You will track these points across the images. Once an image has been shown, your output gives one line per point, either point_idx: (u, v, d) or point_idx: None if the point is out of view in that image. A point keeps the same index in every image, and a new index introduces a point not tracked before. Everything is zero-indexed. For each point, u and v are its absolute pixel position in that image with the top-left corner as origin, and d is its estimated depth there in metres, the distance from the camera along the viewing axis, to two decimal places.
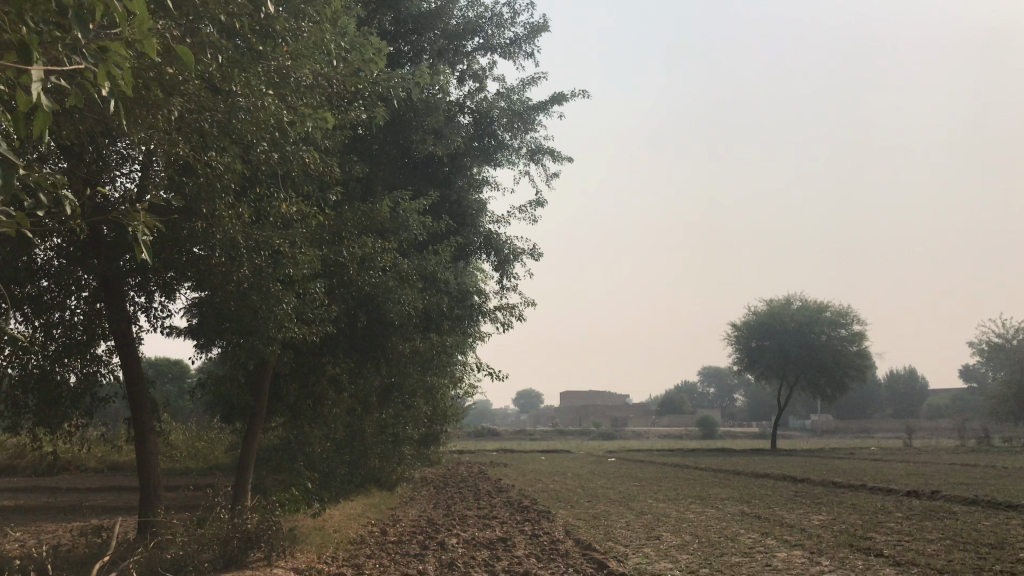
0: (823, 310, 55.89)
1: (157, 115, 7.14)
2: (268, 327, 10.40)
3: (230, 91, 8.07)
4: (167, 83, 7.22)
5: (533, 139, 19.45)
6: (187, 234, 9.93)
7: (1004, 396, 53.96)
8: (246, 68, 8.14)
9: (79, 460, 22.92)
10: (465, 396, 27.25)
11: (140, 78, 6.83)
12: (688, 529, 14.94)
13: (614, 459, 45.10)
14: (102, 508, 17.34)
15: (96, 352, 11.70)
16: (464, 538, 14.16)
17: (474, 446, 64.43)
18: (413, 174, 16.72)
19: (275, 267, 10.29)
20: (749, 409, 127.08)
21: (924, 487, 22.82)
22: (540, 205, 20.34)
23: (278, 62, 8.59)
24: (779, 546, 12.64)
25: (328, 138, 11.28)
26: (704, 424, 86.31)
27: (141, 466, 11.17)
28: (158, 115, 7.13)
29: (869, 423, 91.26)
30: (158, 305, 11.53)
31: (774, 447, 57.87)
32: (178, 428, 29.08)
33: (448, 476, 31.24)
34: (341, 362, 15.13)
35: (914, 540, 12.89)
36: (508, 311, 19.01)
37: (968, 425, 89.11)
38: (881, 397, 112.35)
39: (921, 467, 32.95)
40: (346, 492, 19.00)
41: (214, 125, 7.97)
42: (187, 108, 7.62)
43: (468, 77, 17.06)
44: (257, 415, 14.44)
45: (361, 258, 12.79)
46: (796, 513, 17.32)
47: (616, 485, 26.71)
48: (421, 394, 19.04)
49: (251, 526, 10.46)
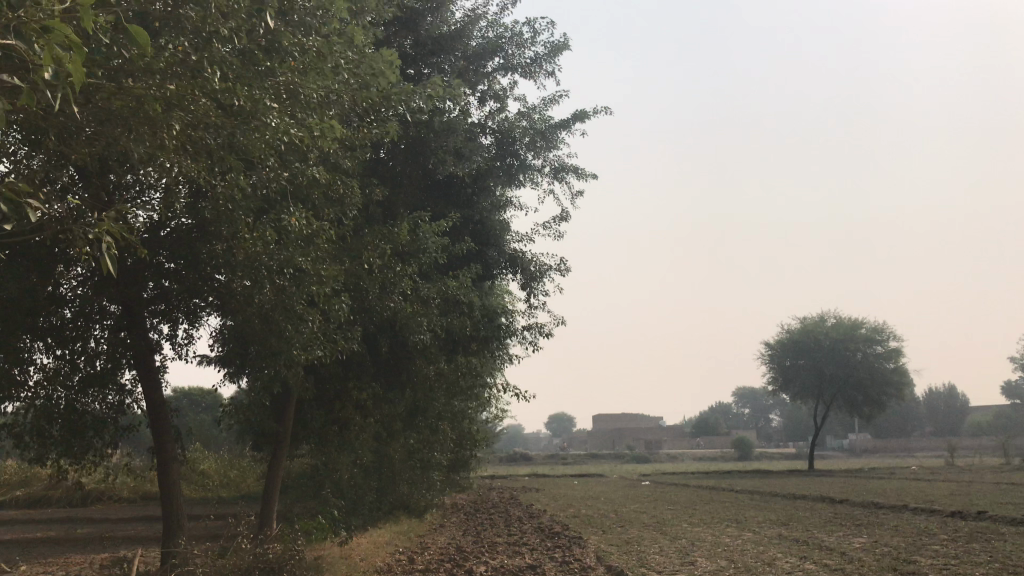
0: (858, 327, 54.89)
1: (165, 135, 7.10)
2: (290, 349, 10.27)
3: (241, 108, 7.99)
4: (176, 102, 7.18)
5: (556, 157, 19.26)
6: (207, 258, 9.84)
7: None
8: (255, 83, 8.08)
9: (112, 490, 23.02)
10: (494, 419, 26.96)
11: (139, 93, 6.70)
12: (723, 554, 14.46)
13: (649, 482, 44.48)
14: (131, 539, 17.28)
15: (121, 382, 11.56)
16: (492, 566, 13.84)
17: (507, 470, 63.99)
18: (435, 195, 16.63)
19: (299, 286, 10.13)
20: (785, 430, 125.23)
21: (970, 508, 22.03)
22: (565, 223, 20.07)
23: (285, 77, 8.47)
24: (819, 571, 12.17)
25: (345, 158, 11.18)
26: (740, 445, 84.97)
27: (164, 496, 11.02)
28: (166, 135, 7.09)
29: (910, 441, 89.29)
30: (183, 333, 11.41)
31: (812, 467, 56.66)
32: (211, 457, 29.12)
33: (479, 502, 30.90)
34: (366, 386, 14.98)
35: (961, 564, 12.32)
36: (536, 331, 18.73)
37: (1012, 442, 86.81)
38: (921, 414, 110.07)
39: (965, 487, 31.88)
40: (375, 519, 18.79)
41: (224, 142, 7.91)
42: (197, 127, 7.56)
43: (489, 97, 16.95)
44: (282, 442, 14.28)
45: (382, 280, 12.64)
46: (837, 536, 16.74)
47: (650, 509, 26.18)
48: (448, 418, 18.81)
49: (273, 556, 10.26)
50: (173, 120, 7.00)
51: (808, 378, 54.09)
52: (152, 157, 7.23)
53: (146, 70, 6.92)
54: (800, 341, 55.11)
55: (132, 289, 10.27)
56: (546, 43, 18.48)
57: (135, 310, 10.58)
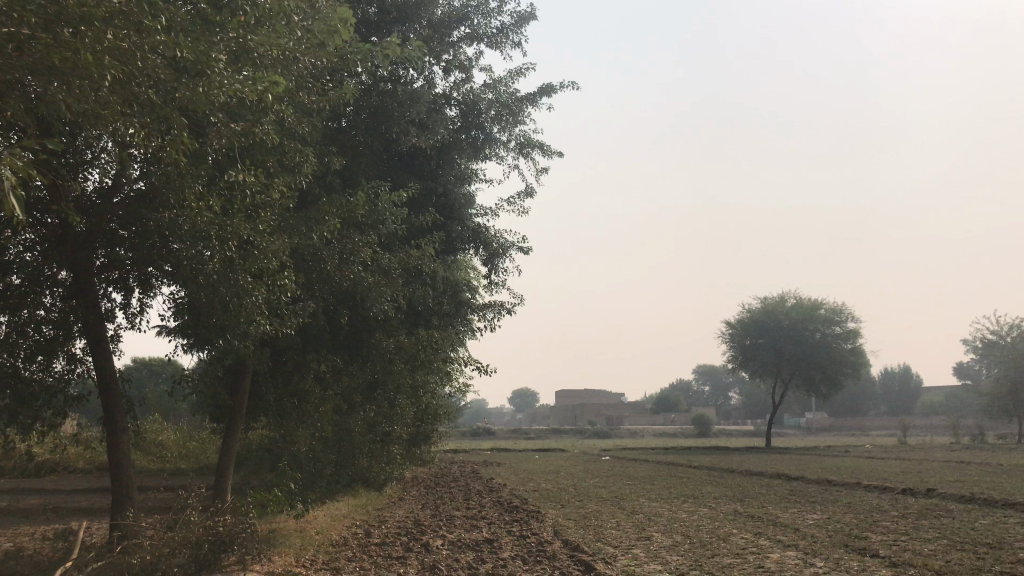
0: (818, 307, 55.70)
1: (103, 86, 6.94)
2: (240, 321, 10.10)
3: (187, 61, 7.82)
4: (117, 54, 6.97)
5: (521, 132, 19.07)
6: (157, 224, 9.58)
7: (999, 393, 53.89)
8: (197, 40, 7.82)
9: (66, 461, 22.66)
10: (456, 394, 26.91)
11: (75, 42, 6.45)
12: (679, 529, 14.58)
13: (608, 458, 44.87)
14: (83, 511, 16.98)
15: (71, 351, 11.22)
16: (450, 539, 13.78)
17: (469, 444, 64.15)
18: (396, 166, 16.41)
19: (247, 260, 9.93)
20: (744, 408, 127.11)
21: (921, 486, 22.47)
22: (529, 199, 19.94)
23: (235, 33, 8.35)
24: (773, 547, 12.28)
25: (302, 125, 10.91)
26: (699, 422, 86.04)
27: (113, 468, 10.78)
28: (103, 85, 6.91)
29: (865, 421, 91.12)
30: (135, 303, 11.09)
31: (769, 444, 57.52)
32: (169, 428, 28.78)
33: (439, 476, 30.92)
34: (325, 359, 14.81)
35: (911, 540, 12.52)
36: (497, 307, 18.62)
37: (964, 422, 89.03)
38: (876, 394, 112.33)
39: (916, 466, 32.55)
40: (333, 492, 18.67)
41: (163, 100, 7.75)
42: (136, 78, 7.38)
43: (454, 67, 16.69)
44: (237, 413, 14.05)
45: (341, 251, 12.45)
46: (791, 512, 16.96)
47: (609, 484, 26.38)
48: (406, 391, 18.71)
49: (225, 530, 10.06)
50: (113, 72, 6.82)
51: (768, 357, 54.80)
52: (90, 112, 7.02)
53: (87, 22, 6.66)
54: (760, 320, 55.79)
55: (83, 256, 9.93)
56: (514, 14, 18.25)
57: (85, 277, 10.25)
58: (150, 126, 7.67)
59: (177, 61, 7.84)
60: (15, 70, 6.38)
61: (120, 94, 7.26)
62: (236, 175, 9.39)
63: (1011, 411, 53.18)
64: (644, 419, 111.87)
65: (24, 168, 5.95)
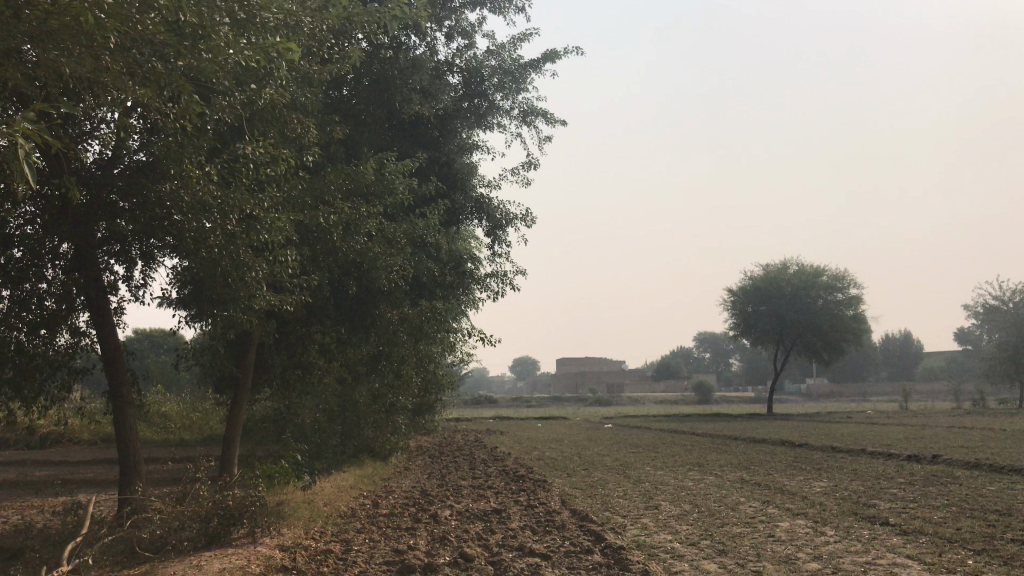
0: (820, 274, 55.58)
1: (101, 51, 6.79)
2: (243, 295, 10.00)
3: (187, 26, 7.65)
4: (116, 17, 6.80)
5: (525, 100, 18.81)
6: (159, 197, 9.42)
7: (999, 359, 54.00)
8: (195, 6, 7.63)
9: (71, 432, 22.66)
10: (459, 364, 26.89)
11: (74, 6, 6.27)
12: (686, 498, 14.58)
13: (611, 425, 45.01)
14: (89, 483, 16.97)
15: (74, 324, 11.12)
16: (457, 510, 13.76)
17: (474, 413, 64.38)
18: (399, 135, 16.19)
19: (248, 233, 9.81)
20: (745, 375, 127.49)
21: (925, 452, 22.49)
22: (532, 168, 19.77)
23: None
24: (782, 515, 12.25)
25: (304, 93, 10.70)
26: (701, 389, 86.30)
27: (119, 441, 10.72)
28: (101, 48, 6.75)
29: (866, 387, 91.38)
30: (138, 275, 10.94)
31: (771, 411, 57.66)
32: (172, 400, 28.77)
33: (442, 445, 30.99)
34: (329, 330, 14.72)
35: (920, 507, 12.51)
36: (501, 277, 18.51)
37: (965, 387, 89.27)
38: (877, 360, 112.63)
39: (918, 432, 32.61)
40: (338, 463, 18.67)
41: (162, 66, 7.61)
42: (136, 41, 7.22)
43: (457, 33, 16.40)
44: (242, 385, 13.96)
45: (345, 222, 12.30)
46: (797, 479, 16.96)
47: (612, 452, 26.43)
48: (411, 362, 18.65)
49: (234, 503, 10.02)
50: (112, 35, 6.65)
51: (769, 324, 54.76)
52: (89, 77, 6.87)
53: None
54: (762, 287, 55.68)
55: (84, 229, 9.76)
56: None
57: (87, 250, 10.08)
58: (147, 93, 7.52)
59: (177, 26, 7.68)
60: (12, 36, 6.22)
61: (118, 62, 7.10)
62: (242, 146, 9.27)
63: (1011, 376, 53.36)
64: (645, 386, 112.25)
65: (29, 137, 5.80)
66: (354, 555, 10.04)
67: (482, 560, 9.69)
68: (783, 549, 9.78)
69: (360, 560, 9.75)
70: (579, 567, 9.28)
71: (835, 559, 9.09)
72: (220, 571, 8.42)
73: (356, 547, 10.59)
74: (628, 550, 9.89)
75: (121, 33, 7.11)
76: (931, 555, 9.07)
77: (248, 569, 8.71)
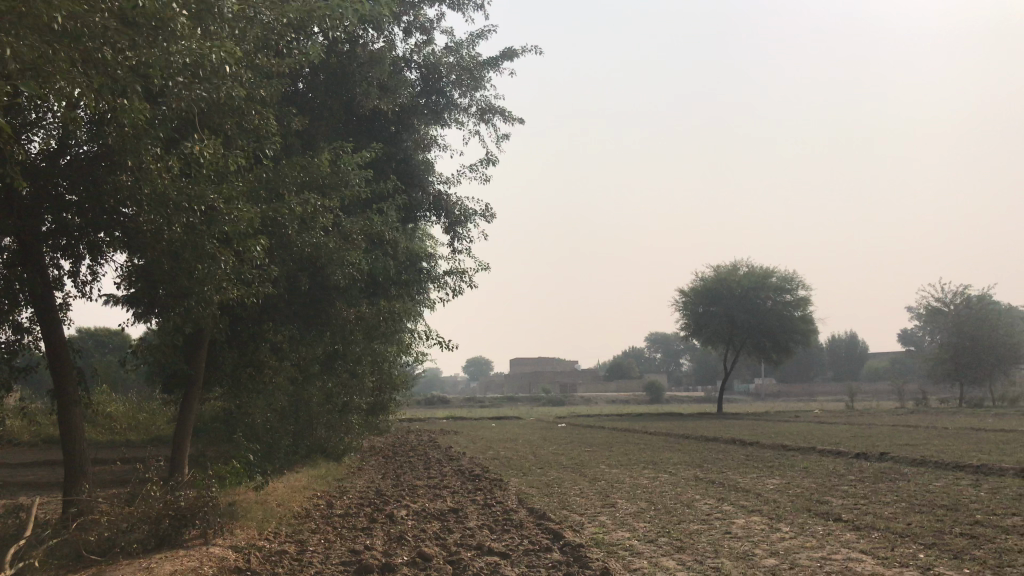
0: (769, 275, 56.42)
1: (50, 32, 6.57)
2: (201, 290, 9.78)
3: (143, 11, 7.44)
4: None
5: (483, 97, 18.74)
6: (113, 188, 9.15)
7: (940, 359, 55.51)
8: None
9: (12, 433, 21.98)
10: (414, 363, 26.69)
11: None
12: (642, 495, 14.65)
13: (564, 424, 45.24)
14: (31, 485, 16.46)
15: (17, 320, 10.74)
16: (414, 509, 13.64)
17: (427, 413, 64.08)
18: (357, 130, 16.00)
19: (210, 225, 9.59)
20: (695, 375, 129.00)
21: (873, 449, 22.95)
22: (491, 165, 19.70)
23: None
24: (737, 512, 12.37)
25: (261, 85, 10.50)
26: (652, 389, 87.18)
27: (66, 441, 10.37)
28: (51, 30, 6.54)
29: (812, 386, 93.05)
30: (85, 269, 10.60)
31: (721, 409, 58.40)
32: (118, 399, 28.12)
33: (395, 445, 30.74)
34: (283, 328, 14.48)
35: (871, 503, 12.74)
36: (458, 275, 18.41)
37: (908, 386, 91.50)
38: (823, 361, 114.86)
39: (865, 430, 33.24)
40: (291, 463, 18.38)
41: (116, 52, 7.40)
42: (89, 23, 7.01)
43: (415, 29, 16.25)
44: (194, 382, 13.63)
45: (302, 217, 12.11)
46: (750, 477, 17.16)
47: (567, 451, 26.48)
48: (366, 360, 18.44)
49: (186, 505, 9.78)
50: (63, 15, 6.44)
51: (720, 324, 55.48)
52: (39, 61, 6.65)
53: None
54: (712, 288, 56.38)
55: (30, 222, 9.42)
56: None
57: (32, 245, 9.73)
58: (98, 80, 7.31)
59: (134, 10, 7.47)
60: None
61: (68, 47, 6.89)
62: (200, 136, 9.06)
63: (951, 376, 54.87)
64: (598, 386, 112.96)
65: None
66: (309, 556, 9.86)
67: (440, 560, 9.60)
68: (740, 545, 9.85)
69: (316, 561, 9.58)
70: (538, 565, 9.23)
71: (792, 555, 9.18)
72: (172, 573, 8.19)
73: (312, 547, 10.41)
74: (587, 548, 9.87)
75: (73, 17, 6.90)
76: (884, 550, 9.22)
77: (200, 571, 8.49)
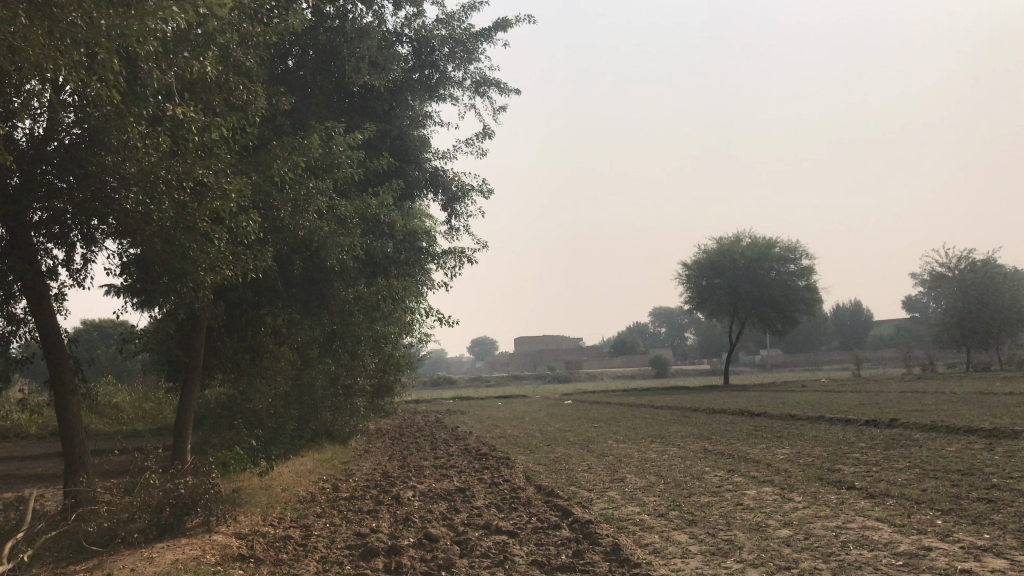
0: (773, 245, 56.07)
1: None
2: (195, 272, 9.55)
3: None
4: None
5: (477, 70, 18.41)
6: (98, 169, 8.91)
7: (947, 325, 55.17)
8: None
9: (19, 427, 21.88)
10: (418, 344, 26.52)
11: None
12: (652, 470, 14.47)
13: (572, 401, 45.15)
14: (36, 478, 16.33)
15: (12, 311, 10.49)
16: (421, 490, 13.48)
17: (434, 394, 64.00)
18: (349, 108, 15.70)
19: (200, 202, 9.35)
20: (701, 348, 128.89)
21: (881, 416, 22.76)
22: (487, 140, 19.40)
23: None
24: (748, 483, 12.19)
25: (245, 61, 10.22)
26: (658, 364, 87.12)
27: (64, 433, 10.16)
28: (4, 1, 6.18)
29: (818, 356, 92.75)
30: (78, 258, 10.37)
31: (728, 381, 58.28)
32: (123, 390, 28.01)
33: (402, 427, 30.62)
34: (282, 311, 14.27)
35: (883, 470, 12.54)
36: (458, 252, 18.16)
37: (914, 353, 91.31)
38: (829, 330, 114.62)
39: (873, 397, 33.05)
40: (296, 448, 18.25)
41: (84, 23, 7.10)
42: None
43: (405, 2, 15.89)
44: (193, 368, 13.43)
45: (295, 197, 11.87)
46: (760, 448, 16.95)
47: (573, 428, 26.38)
48: (366, 342, 18.24)
49: (187, 492, 9.61)
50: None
51: (724, 297, 55.19)
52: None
53: None
54: (716, 260, 56.06)
55: (18, 211, 9.17)
56: None
57: (23, 234, 9.48)
58: (71, 54, 7.06)
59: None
60: None
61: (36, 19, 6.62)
62: (183, 109, 8.81)
63: (959, 341, 54.55)
64: (603, 362, 112.98)
65: None
66: (314, 540, 9.70)
67: (448, 541, 9.42)
68: (752, 517, 9.66)
69: (321, 546, 9.40)
70: (548, 543, 9.05)
71: (805, 524, 9.00)
72: (174, 562, 8.03)
73: (316, 532, 10.25)
74: (596, 524, 9.68)
75: None
76: (901, 517, 9.02)
77: (202, 559, 8.30)
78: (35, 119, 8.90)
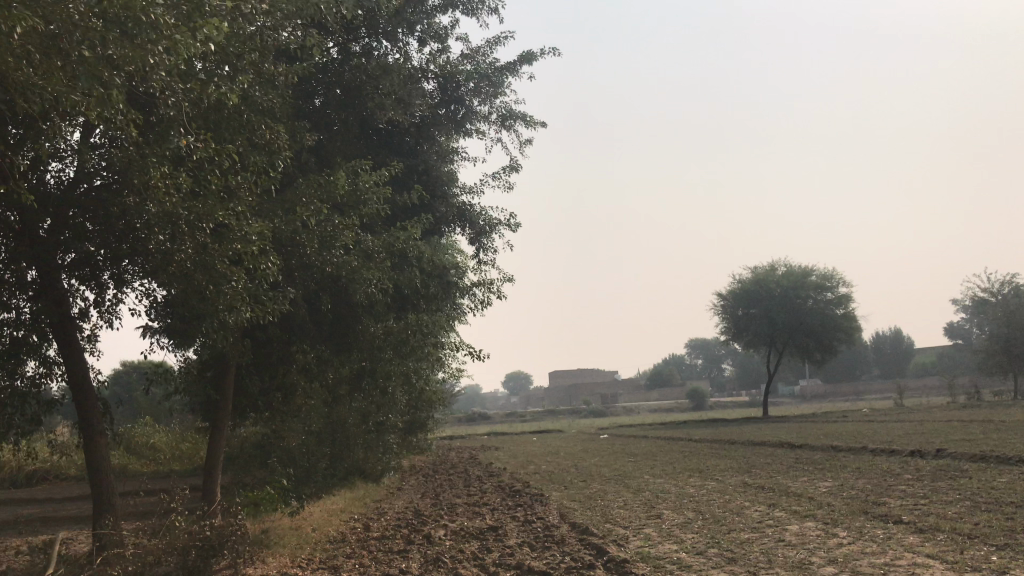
0: (808, 274, 55.29)
1: (13, 43, 6.17)
2: (215, 312, 9.50)
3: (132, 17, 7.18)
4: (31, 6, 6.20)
5: (503, 104, 18.40)
6: (122, 211, 8.90)
7: (991, 351, 53.74)
8: None
9: (57, 468, 21.99)
10: (450, 380, 26.33)
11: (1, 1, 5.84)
12: (690, 505, 14.07)
13: (607, 436, 44.53)
14: (71, 520, 16.31)
15: (44, 354, 10.47)
16: (452, 529, 13.21)
17: (470, 430, 63.65)
18: (375, 144, 15.74)
19: (221, 242, 9.31)
20: (738, 379, 127.08)
21: (927, 447, 22.03)
22: (515, 172, 19.33)
23: None
24: (790, 518, 11.76)
25: (267, 99, 10.23)
26: (694, 397, 85.98)
27: (93, 474, 10.08)
28: (14, 43, 6.15)
29: (859, 386, 90.82)
30: (109, 299, 10.35)
31: (768, 412, 57.23)
32: (160, 430, 28.12)
33: (437, 464, 30.39)
34: (312, 349, 14.19)
35: (932, 503, 12.05)
36: (487, 286, 18.02)
37: (960, 380, 89.11)
38: (869, 359, 112.46)
39: (918, 427, 32.12)
40: (329, 487, 18.10)
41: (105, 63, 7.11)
42: (65, 31, 6.66)
43: (430, 38, 15.95)
44: (222, 408, 13.32)
45: (321, 234, 11.82)
46: (801, 481, 16.44)
47: (609, 463, 25.90)
48: (397, 378, 18.11)
49: (213, 534, 9.46)
50: (21, 29, 6.03)
51: (761, 327, 54.37)
52: (8, 75, 6.31)
53: None
54: (750, 290, 55.35)
55: (48, 254, 9.16)
56: None
57: (54, 277, 9.47)
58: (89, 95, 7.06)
59: (121, 20, 7.11)
60: None
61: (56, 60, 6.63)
62: (203, 148, 8.78)
63: (1004, 368, 53.04)
64: (639, 394, 111.86)
65: None
66: None
67: None
68: (795, 554, 9.25)
69: None
70: None
71: (852, 561, 8.60)
72: None
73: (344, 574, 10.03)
74: (632, 563, 9.34)
75: (58, 30, 6.66)
76: (953, 553, 8.59)
77: None
78: (67, 162, 8.96)
